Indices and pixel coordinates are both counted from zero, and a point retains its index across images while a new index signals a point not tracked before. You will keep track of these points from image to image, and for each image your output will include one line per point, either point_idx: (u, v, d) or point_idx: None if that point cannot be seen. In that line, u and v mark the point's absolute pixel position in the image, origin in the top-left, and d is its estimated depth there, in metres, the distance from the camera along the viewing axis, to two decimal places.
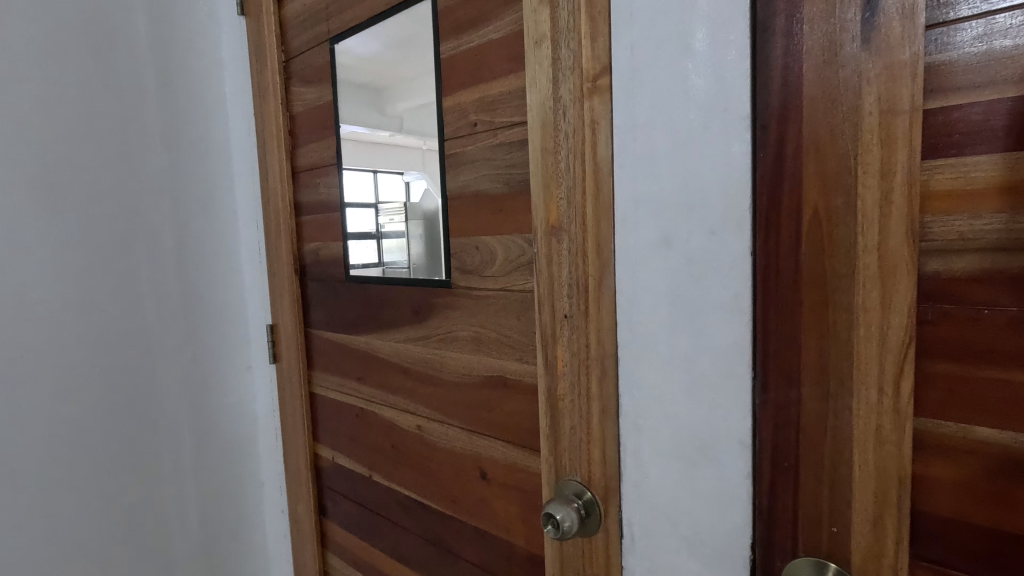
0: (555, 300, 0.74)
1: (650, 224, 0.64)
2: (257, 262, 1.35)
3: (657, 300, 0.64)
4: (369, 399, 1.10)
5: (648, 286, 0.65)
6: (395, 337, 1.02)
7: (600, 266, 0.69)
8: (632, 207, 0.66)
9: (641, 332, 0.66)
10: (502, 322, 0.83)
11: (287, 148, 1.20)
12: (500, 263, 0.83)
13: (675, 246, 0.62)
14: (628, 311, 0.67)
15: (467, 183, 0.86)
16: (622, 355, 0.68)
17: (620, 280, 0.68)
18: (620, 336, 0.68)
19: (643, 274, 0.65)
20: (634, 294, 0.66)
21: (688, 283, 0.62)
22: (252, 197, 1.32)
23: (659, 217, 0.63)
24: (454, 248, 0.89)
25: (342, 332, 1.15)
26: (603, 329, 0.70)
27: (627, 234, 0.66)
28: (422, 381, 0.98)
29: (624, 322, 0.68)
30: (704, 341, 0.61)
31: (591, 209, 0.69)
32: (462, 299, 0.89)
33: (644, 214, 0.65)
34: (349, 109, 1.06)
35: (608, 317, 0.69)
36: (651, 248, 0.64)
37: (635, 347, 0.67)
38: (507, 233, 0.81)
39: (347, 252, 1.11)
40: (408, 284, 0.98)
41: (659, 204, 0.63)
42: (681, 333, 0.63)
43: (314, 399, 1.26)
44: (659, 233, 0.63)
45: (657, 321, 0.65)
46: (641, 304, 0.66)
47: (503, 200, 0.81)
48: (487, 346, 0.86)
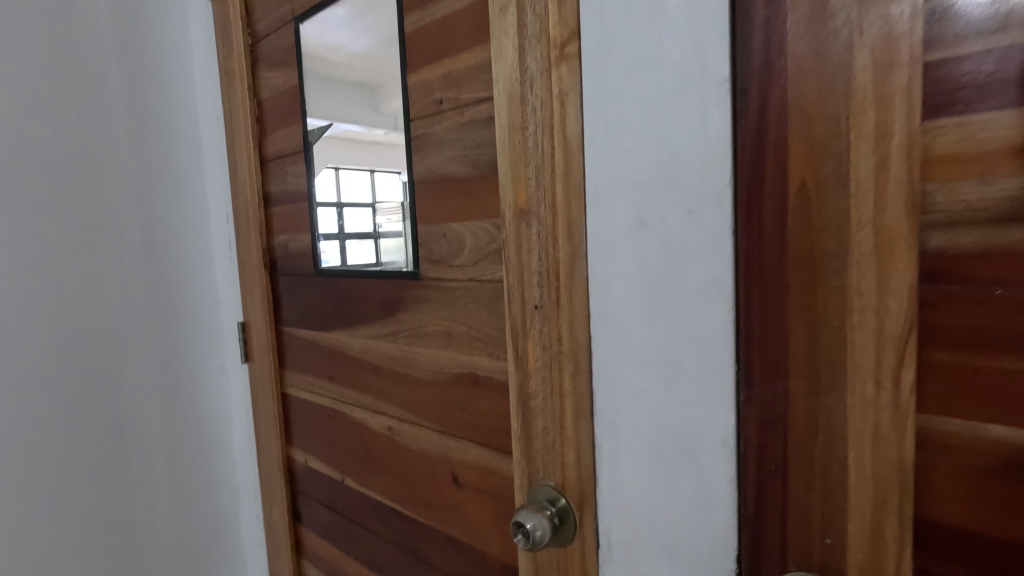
0: (524, 290, 0.68)
1: (624, 203, 0.58)
2: (228, 257, 1.29)
3: (632, 288, 0.58)
4: (340, 399, 1.04)
5: (622, 271, 0.59)
6: (364, 333, 0.96)
7: (571, 252, 0.63)
8: (604, 185, 0.60)
9: (615, 322, 0.60)
10: (472, 315, 0.77)
11: (255, 136, 1.14)
12: (469, 251, 0.77)
13: (649, 227, 0.56)
14: (601, 301, 0.61)
15: (434, 166, 0.80)
16: (596, 348, 0.62)
17: (592, 265, 0.62)
18: (593, 328, 0.62)
19: (616, 258, 0.59)
20: (607, 281, 0.60)
21: (664, 268, 0.56)
22: (221, 189, 1.27)
23: (633, 195, 0.57)
24: (422, 236, 0.83)
25: (312, 330, 1.09)
26: (575, 321, 0.64)
27: (599, 216, 0.60)
28: (392, 380, 0.92)
29: (597, 312, 0.62)
30: (683, 331, 0.55)
31: (561, 189, 0.63)
32: (431, 292, 0.83)
33: (616, 192, 0.59)
34: (318, 99, 1.00)
35: (581, 307, 0.63)
36: (625, 230, 0.58)
37: (609, 339, 0.61)
38: (476, 219, 0.75)
39: (316, 245, 1.05)
40: (377, 277, 0.92)
41: (633, 181, 0.57)
42: (657, 323, 0.57)
43: (286, 401, 1.21)
44: (633, 213, 0.57)
45: (631, 310, 0.59)
46: (615, 292, 0.60)
47: (471, 183, 0.75)
48: (457, 341, 0.80)
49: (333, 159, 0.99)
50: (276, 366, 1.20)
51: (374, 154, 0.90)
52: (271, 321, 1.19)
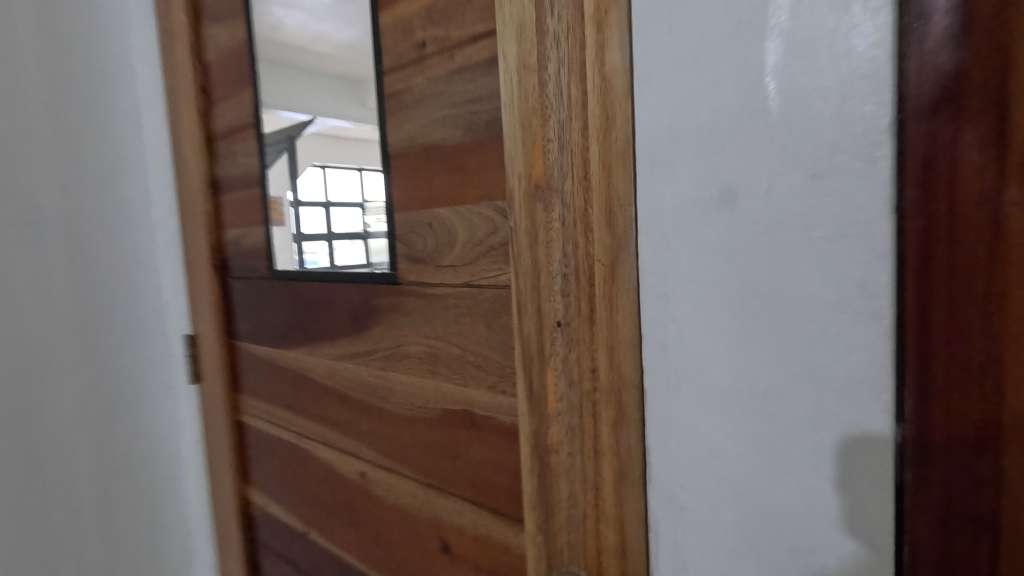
0: (542, 300, 0.48)
1: (701, 169, 0.38)
2: (174, 256, 1.09)
3: (713, 298, 0.39)
4: (303, 433, 0.84)
5: (697, 273, 0.39)
6: (330, 352, 0.76)
7: (612, 245, 0.43)
8: (667, 145, 0.40)
9: (684, 349, 0.41)
10: (466, 334, 0.57)
11: (200, 108, 0.93)
12: (461, 246, 0.56)
13: (744, 203, 0.37)
14: (661, 317, 0.42)
15: (414, 133, 0.60)
16: (650, 385, 0.43)
17: (646, 263, 0.42)
18: (646, 355, 0.43)
19: (687, 253, 0.40)
20: (671, 287, 0.41)
21: (766, 271, 0.36)
22: (165, 176, 1.06)
23: (716, 157, 0.38)
24: (398, 227, 0.63)
25: (268, 346, 0.89)
26: (619, 346, 0.44)
27: (657, 193, 0.41)
28: (363, 414, 0.72)
29: (654, 334, 0.42)
30: (799, 366, 0.35)
31: (597, 152, 0.43)
32: (411, 302, 0.63)
33: (687, 153, 0.39)
34: (283, 96, 0.81)
35: (628, 326, 0.43)
36: (705, 210, 0.39)
37: (673, 373, 0.41)
38: (470, 200, 0.55)
39: (270, 241, 0.85)
40: (345, 281, 0.72)
41: (716, 135, 0.37)
42: (754, 353, 0.37)
43: (241, 432, 1.00)
44: (716, 186, 0.38)
45: (711, 330, 0.39)
46: (685, 303, 0.40)
47: (464, 152, 0.55)
48: (446, 367, 0.60)
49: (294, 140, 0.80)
50: (230, 390, 0.99)
51: (341, 125, 0.70)
52: (223, 336, 0.98)
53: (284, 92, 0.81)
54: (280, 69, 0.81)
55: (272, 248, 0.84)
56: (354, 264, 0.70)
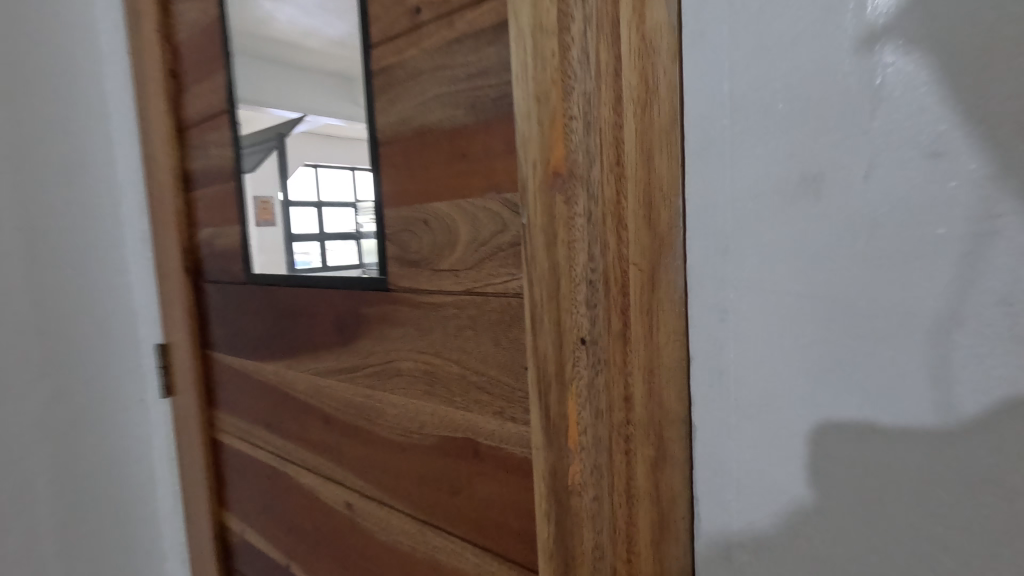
0: (563, 312, 0.40)
1: (774, 150, 0.30)
2: (145, 260, 1.00)
3: (788, 312, 0.31)
4: (283, 456, 0.75)
5: (766, 279, 0.31)
6: (312, 367, 0.67)
7: (653, 247, 0.35)
8: (727, 120, 0.32)
9: (747, 374, 0.33)
10: (469, 349, 0.49)
11: (170, 95, 0.84)
12: (462, 248, 0.48)
13: (832, 191, 0.29)
14: (716, 335, 0.34)
15: (407, 114, 0.51)
16: (700, 417, 0.35)
17: (696, 269, 0.34)
18: (695, 381, 0.35)
19: (751, 255, 0.32)
20: (730, 299, 0.33)
21: (863, 279, 0.28)
22: (135, 170, 0.97)
23: (795, 133, 0.29)
24: (388, 224, 0.54)
25: (245, 358, 0.80)
26: (662, 369, 0.36)
27: (713, 182, 0.33)
28: (350, 438, 0.63)
29: (707, 355, 0.34)
30: (905, 400, 0.27)
31: (634, 131, 0.35)
32: (404, 311, 0.54)
33: (754, 130, 0.31)
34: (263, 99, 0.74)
35: (674, 345, 0.35)
36: (779, 200, 0.30)
37: (732, 403, 0.33)
38: (472, 192, 0.47)
39: (246, 240, 0.76)
40: (328, 286, 0.63)
41: (796, 105, 0.29)
42: (844, 383, 0.29)
43: (216, 451, 0.91)
44: (793, 169, 0.30)
45: (783, 352, 0.31)
46: (750, 319, 0.32)
47: (465, 135, 0.46)
48: (445, 388, 0.52)
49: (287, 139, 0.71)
50: (204, 406, 0.90)
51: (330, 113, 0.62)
52: (196, 346, 0.89)
53: (266, 87, 0.73)
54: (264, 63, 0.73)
55: (248, 249, 0.76)
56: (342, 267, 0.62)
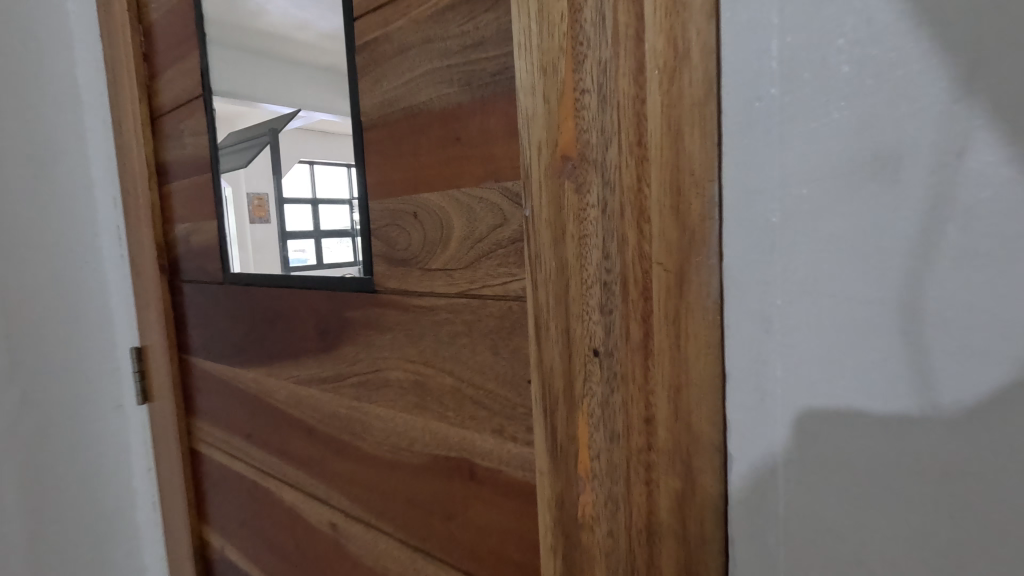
0: (573, 318, 0.35)
1: (836, 124, 0.24)
2: (120, 258, 0.94)
3: (850, 323, 0.25)
4: (263, 470, 0.70)
5: (822, 283, 0.26)
6: (294, 375, 0.62)
7: (682, 243, 0.30)
8: (776, 89, 0.26)
9: (797, 398, 0.27)
10: (464, 359, 0.43)
11: (142, 80, 0.79)
12: (456, 244, 0.42)
13: (914, 174, 0.23)
14: (757, 348, 0.28)
15: (394, 94, 0.45)
16: (737, 446, 0.29)
17: (734, 269, 0.28)
18: (732, 404, 0.29)
19: (804, 253, 0.26)
20: (777, 306, 0.27)
21: (954, 286, 0.22)
22: (110, 162, 0.91)
23: (865, 101, 0.24)
24: (373, 218, 0.49)
25: (223, 364, 0.74)
26: (692, 387, 0.30)
27: (756, 165, 0.27)
28: (334, 453, 0.58)
29: (746, 372, 0.28)
30: (1008, 435, 0.22)
31: (660, 105, 0.29)
32: (392, 315, 0.49)
33: (810, 99, 0.25)
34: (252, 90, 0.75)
35: (707, 360, 0.30)
36: (840, 185, 0.25)
37: (777, 432, 0.28)
38: (468, 181, 0.41)
39: (223, 237, 0.70)
40: (310, 287, 0.57)
41: (867, 67, 0.24)
42: (926, 413, 0.23)
43: (195, 462, 0.85)
44: (862, 147, 0.24)
45: (843, 372, 0.25)
46: (802, 330, 0.26)
47: (460, 117, 0.41)
48: (437, 401, 0.46)
49: (289, 142, 0.71)
50: (182, 413, 0.84)
51: (318, 102, 0.57)
52: (172, 350, 0.83)
53: (254, 82, 0.74)
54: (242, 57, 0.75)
55: (226, 247, 0.70)
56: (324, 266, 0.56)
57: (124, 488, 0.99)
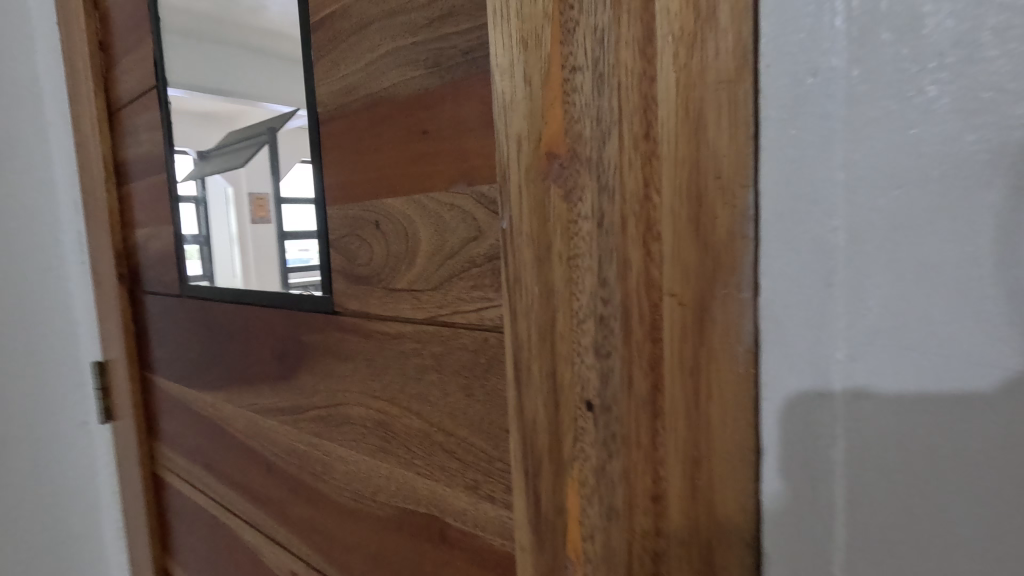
0: (560, 360, 0.27)
1: (933, 104, 0.17)
2: (81, 265, 0.85)
3: (950, 392, 0.17)
4: (223, 505, 0.63)
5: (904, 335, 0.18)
6: (252, 403, 0.54)
7: (703, 270, 0.22)
8: (841, 59, 0.19)
9: (866, 489, 0.19)
10: (434, 399, 0.36)
11: (98, 70, 0.71)
12: (424, 261, 0.35)
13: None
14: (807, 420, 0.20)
15: (353, 79, 0.38)
16: (775, 544, 0.22)
17: (776, 308, 0.21)
18: (767, 486, 0.22)
19: (880, 290, 0.18)
20: (834, 359, 0.20)
21: None
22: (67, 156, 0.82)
23: (980, 72, 0.16)
24: (332, 227, 0.41)
25: (183, 385, 0.67)
26: (716, 462, 0.23)
27: (808, 162, 0.19)
28: (294, 494, 0.50)
29: (790, 445, 0.21)
30: None
31: (675, 86, 0.22)
32: (353, 342, 0.41)
33: (893, 70, 0.18)
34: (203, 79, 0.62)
35: (738, 427, 0.22)
36: (941, 197, 0.17)
37: (835, 530, 0.20)
38: (438, 183, 0.34)
39: (180, 245, 0.63)
40: (268, 304, 0.50)
41: (986, 17, 0.16)
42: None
43: (158, 489, 0.78)
44: (975, 140, 0.16)
45: (938, 458, 0.18)
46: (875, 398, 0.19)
47: (426, 105, 0.33)
48: (403, 446, 0.39)
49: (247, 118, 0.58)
50: (145, 434, 0.77)
51: (280, 94, 0.50)
52: (133, 367, 0.76)
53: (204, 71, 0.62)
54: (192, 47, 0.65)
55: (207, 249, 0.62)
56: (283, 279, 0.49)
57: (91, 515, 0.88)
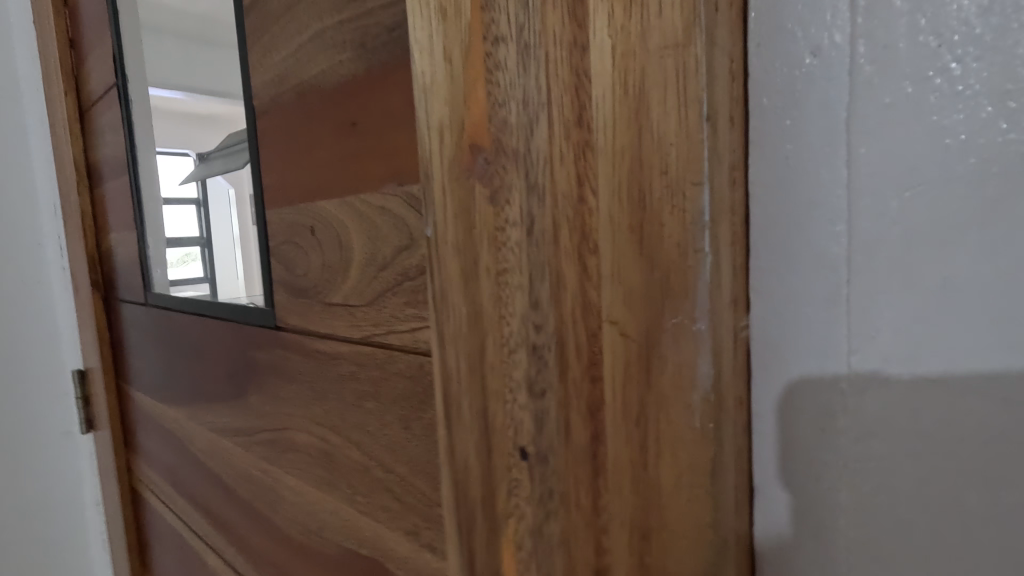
0: (491, 397, 0.22)
1: (959, 86, 0.15)
2: (61, 270, 0.79)
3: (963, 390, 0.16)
4: (189, 525, 0.59)
5: (926, 346, 0.16)
6: (209, 421, 0.51)
7: (647, 294, 0.17)
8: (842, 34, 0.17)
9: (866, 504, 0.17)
10: (371, 430, 0.32)
11: (67, 69, 0.69)
12: (357, 273, 0.31)
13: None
14: (815, 445, 0.18)
15: (284, 68, 0.33)
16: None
17: (775, 315, 0.19)
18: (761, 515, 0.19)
19: (895, 301, 0.16)
20: (845, 374, 0.17)
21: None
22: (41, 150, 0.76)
23: (1016, 47, 0.14)
24: (271, 234, 0.37)
25: (151, 398, 0.64)
26: (669, 533, 0.18)
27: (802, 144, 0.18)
28: (249, 521, 0.47)
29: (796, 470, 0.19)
30: None
31: (612, 55, 0.17)
32: (294, 361, 0.37)
33: (908, 49, 0.16)
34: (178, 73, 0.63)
35: (695, 496, 0.17)
36: (974, 195, 0.15)
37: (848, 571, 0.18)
38: (366, 184, 0.29)
39: (144, 251, 0.60)
40: (219, 315, 0.46)
41: None
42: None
43: (132, 503, 0.75)
44: (1011, 127, 0.15)
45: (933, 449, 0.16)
46: (890, 414, 0.17)
47: (353, 93, 0.29)
48: (345, 480, 0.34)
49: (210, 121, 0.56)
50: (121, 447, 0.75)
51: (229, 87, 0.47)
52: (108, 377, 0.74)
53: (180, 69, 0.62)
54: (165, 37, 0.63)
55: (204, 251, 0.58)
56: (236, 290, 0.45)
57: (76, 537, 0.82)
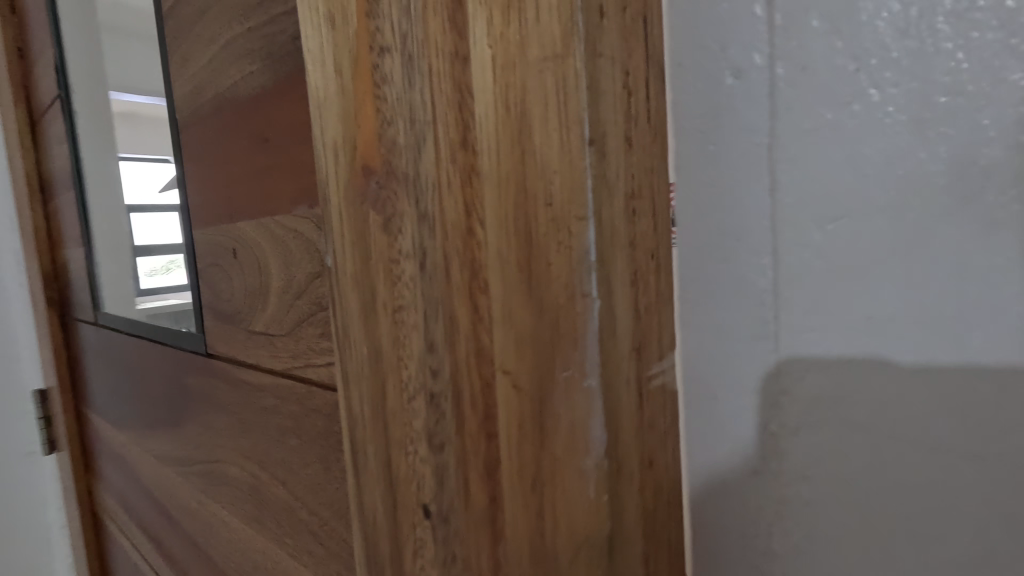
0: (392, 445, 0.20)
1: (878, 92, 0.16)
2: None
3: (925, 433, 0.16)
4: (141, 554, 0.57)
5: (846, 389, 0.17)
6: (152, 448, 0.48)
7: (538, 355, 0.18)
8: (763, 58, 0.18)
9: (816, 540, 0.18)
10: (297, 469, 0.29)
11: (17, 79, 0.67)
12: (276, 299, 0.28)
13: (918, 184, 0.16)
14: (747, 460, 0.19)
15: (198, 76, 0.31)
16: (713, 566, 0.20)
17: (710, 372, 0.20)
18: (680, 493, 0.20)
19: (828, 334, 0.17)
20: (788, 404, 0.18)
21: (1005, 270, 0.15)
22: None
23: (942, 47, 0.15)
24: (197, 254, 0.35)
25: (102, 420, 0.61)
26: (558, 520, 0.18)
27: (724, 164, 0.19)
28: (189, 555, 0.44)
29: (738, 507, 0.19)
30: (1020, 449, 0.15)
31: (490, 66, 0.17)
32: (222, 388, 0.35)
33: (825, 68, 0.17)
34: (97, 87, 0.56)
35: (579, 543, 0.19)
36: (891, 209, 0.16)
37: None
38: (279, 204, 0.27)
39: (94, 268, 0.58)
40: (154, 335, 0.44)
41: (936, 12, 0.15)
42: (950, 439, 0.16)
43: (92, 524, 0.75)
44: (945, 141, 0.15)
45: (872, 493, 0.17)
46: (810, 449, 0.18)
47: (262, 106, 0.27)
48: (274, 519, 0.32)
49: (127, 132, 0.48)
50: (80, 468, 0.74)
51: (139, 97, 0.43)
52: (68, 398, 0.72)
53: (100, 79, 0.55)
54: (80, 47, 0.55)
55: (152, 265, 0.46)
56: (166, 306, 0.43)
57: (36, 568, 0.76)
